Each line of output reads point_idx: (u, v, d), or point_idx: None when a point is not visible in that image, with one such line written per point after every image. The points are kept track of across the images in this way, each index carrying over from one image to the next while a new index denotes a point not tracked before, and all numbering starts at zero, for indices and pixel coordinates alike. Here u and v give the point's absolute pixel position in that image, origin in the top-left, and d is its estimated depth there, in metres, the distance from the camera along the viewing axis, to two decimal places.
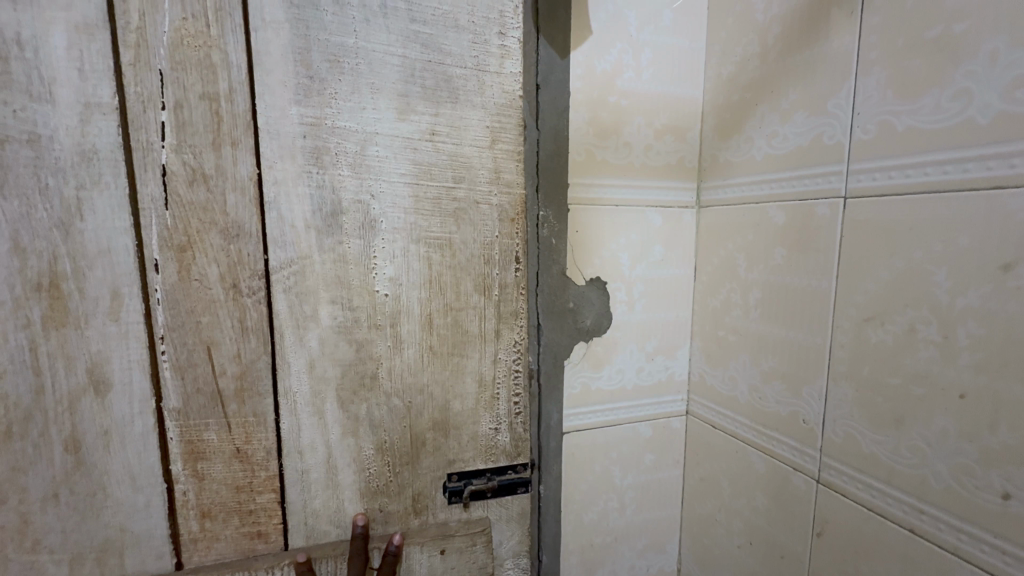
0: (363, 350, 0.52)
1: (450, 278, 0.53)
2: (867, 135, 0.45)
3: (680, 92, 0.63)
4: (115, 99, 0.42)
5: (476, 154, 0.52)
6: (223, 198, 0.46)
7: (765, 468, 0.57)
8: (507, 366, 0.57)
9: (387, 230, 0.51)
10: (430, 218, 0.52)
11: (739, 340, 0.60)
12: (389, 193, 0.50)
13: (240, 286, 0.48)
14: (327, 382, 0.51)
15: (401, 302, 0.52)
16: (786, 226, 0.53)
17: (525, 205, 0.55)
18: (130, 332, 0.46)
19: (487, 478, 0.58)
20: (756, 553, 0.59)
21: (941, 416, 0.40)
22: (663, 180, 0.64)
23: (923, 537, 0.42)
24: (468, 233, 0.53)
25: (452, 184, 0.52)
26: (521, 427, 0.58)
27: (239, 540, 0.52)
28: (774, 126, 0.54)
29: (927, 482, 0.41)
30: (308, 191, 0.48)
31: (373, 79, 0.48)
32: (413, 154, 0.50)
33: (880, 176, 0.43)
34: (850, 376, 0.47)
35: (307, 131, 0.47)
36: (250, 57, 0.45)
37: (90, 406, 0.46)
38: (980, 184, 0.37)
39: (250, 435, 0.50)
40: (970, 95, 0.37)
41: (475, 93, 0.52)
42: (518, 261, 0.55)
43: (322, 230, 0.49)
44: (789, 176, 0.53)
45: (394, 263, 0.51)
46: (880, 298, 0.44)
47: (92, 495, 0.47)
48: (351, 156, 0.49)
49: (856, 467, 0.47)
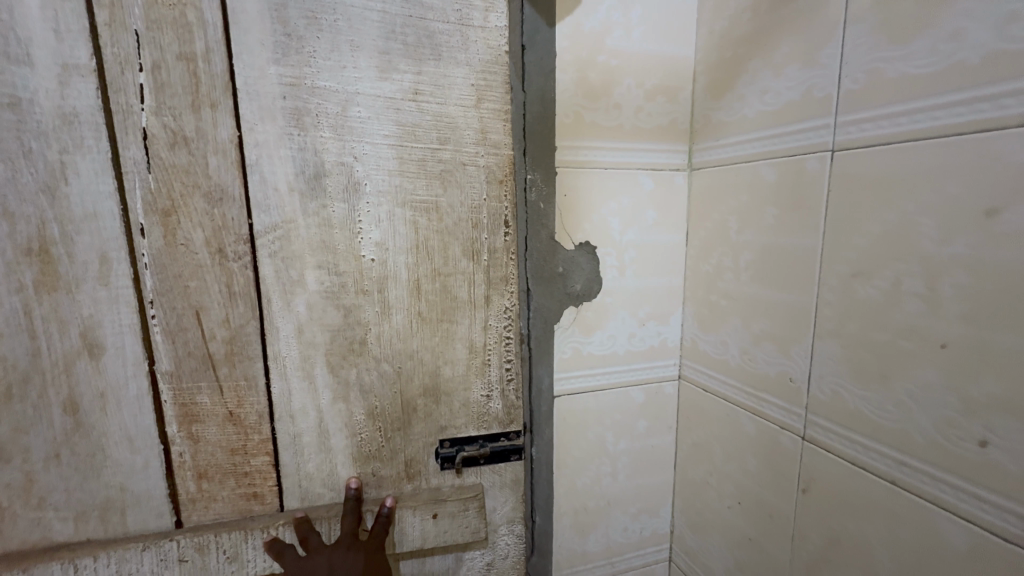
0: (351, 316, 0.52)
1: (436, 243, 0.53)
2: (856, 84, 0.43)
3: (671, 51, 0.61)
4: (93, 62, 0.43)
5: (461, 114, 0.52)
6: (205, 162, 0.46)
7: (754, 430, 0.57)
8: (497, 332, 0.57)
9: (371, 193, 0.51)
10: (415, 180, 0.52)
11: (731, 304, 0.60)
12: (373, 156, 0.50)
13: (226, 251, 0.48)
14: (315, 347, 0.52)
15: (387, 267, 0.52)
16: (776, 183, 0.52)
17: (513, 167, 0.55)
18: (120, 296, 0.46)
19: (479, 444, 0.58)
20: (744, 513, 0.60)
21: (925, 369, 0.39)
22: (655, 143, 0.63)
23: (904, 489, 0.41)
24: (455, 196, 0.53)
25: (438, 145, 0.51)
26: (512, 394, 0.59)
27: (236, 500, 0.53)
28: (765, 81, 0.53)
29: (910, 435, 0.41)
30: (290, 154, 0.48)
31: (352, 37, 0.48)
32: (395, 115, 0.50)
33: (871, 126, 0.42)
34: (837, 333, 0.46)
35: (287, 92, 0.47)
36: (225, 16, 0.44)
37: (84, 369, 0.47)
38: (970, 129, 0.36)
39: (242, 398, 0.51)
40: (963, 35, 0.36)
41: (458, 49, 0.51)
42: (506, 226, 0.55)
43: (305, 193, 0.49)
44: (778, 132, 0.52)
45: (380, 228, 0.51)
46: (868, 252, 0.43)
47: (91, 456, 0.48)
48: (333, 119, 0.48)
49: (842, 425, 0.46)
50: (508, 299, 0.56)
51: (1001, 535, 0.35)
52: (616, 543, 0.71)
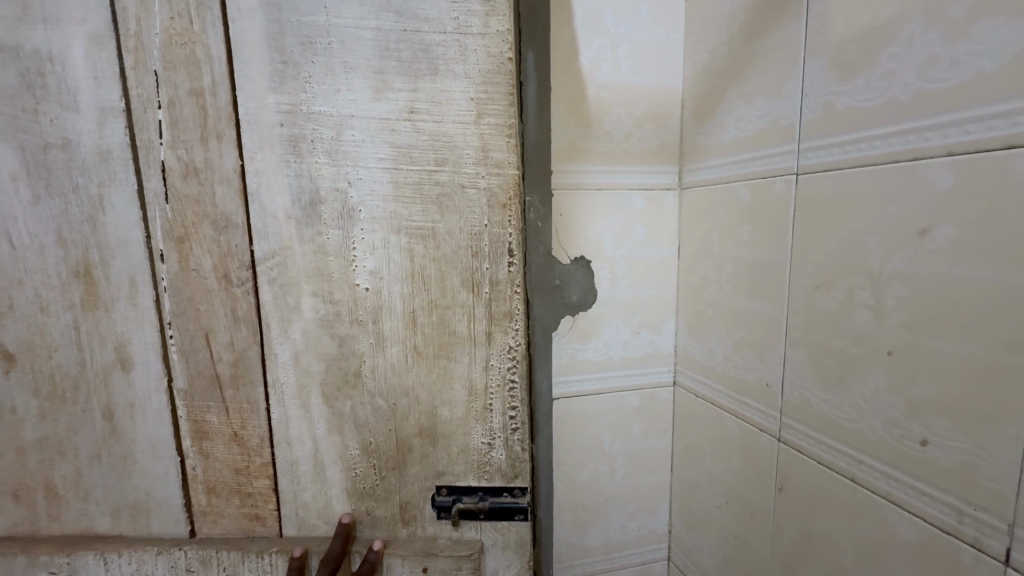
0: (346, 345, 0.48)
1: (434, 273, 0.48)
2: (814, 115, 0.48)
3: (659, 81, 0.67)
4: (123, 102, 0.43)
5: (460, 131, 0.46)
6: (212, 191, 0.45)
7: (738, 432, 0.61)
8: (501, 374, 0.50)
9: (365, 219, 0.46)
10: (412, 206, 0.47)
11: (715, 313, 0.64)
12: (368, 181, 0.46)
13: (231, 277, 0.46)
14: (311, 377, 0.49)
15: (381, 296, 0.48)
16: (749, 202, 0.57)
17: (520, 186, 0.48)
18: (145, 318, 0.47)
19: (479, 497, 0.52)
20: (730, 511, 0.63)
21: (874, 373, 0.43)
22: (644, 165, 0.68)
23: (862, 484, 0.45)
24: (454, 222, 0.47)
25: (435, 167, 0.46)
26: (517, 444, 0.52)
27: (240, 519, 0.52)
28: (739, 110, 0.58)
29: (865, 435, 0.44)
30: (286, 181, 0.45)
31: (346, 58, 0.44)
32: (391, 136, 0.45)
33: (825, 152, 0.47)
34: (803, 340, 0.50)
35: (284, 120, 0.44)
36: (229, 49, 0.43)
37: (119, 381, 0.48)
38: (902, 157, 0.40)
39: (245, 420, 0.50)
40: (894, 74, 0.40)
41: (457, 61, 0.45)
42: (511, 255, 0.48)
43: (301, 220, 0.46)
44: (748, 156, 0.57)
45: (374, 256, 0.47)
46: (824, 266, 0.47)
47: (123, 459, 0.49)
48: (327, 143, 0.45)
49: (810, 426, 0.50)
50: (512, 337, 0.50)
51: (941, 527, 0.39)
52: (615, 539, 0.75)
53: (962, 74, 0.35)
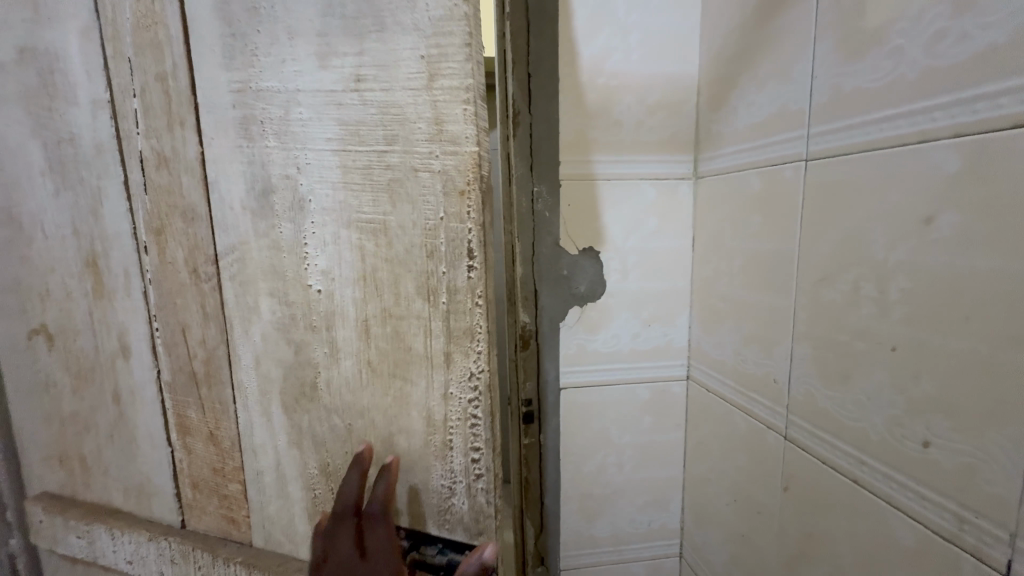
0: (301, 351, 0.40)
1: (386, 278, 0.37)
2: (823, 98, 0.46)
3: (673, 69, 0.65)
4: (80, 75, 0.40)
5: (411, 101, 0.34)
6: (180, 181, 0.40)
7: (745, 428, 0.60)
8: (461, 405, 0.38)
9: (317, 210, 0.37)
10: (360, 194, 0.36)
11: (727, 306, 0.62)
12: (315, 166, 0.36)
13: (200, 271, 0.41)
14: (272, 382, 0.41)
15: (333, 301, 0.38)
16: (760, 191, 0.55)
17: (484, 169, 0.35)
18: (119, 307, 0.45)
19: (439, 550, 0.40)
20: (738, 509, 0.62)
21: (877, 369, 0.41)
22: (658, 155, 0.67)
23: (864, 486, 0.43)
24: (407, 214, 0.36)
25: (385, 147, 0.35)
26: (483, 495, 0.40)
27: (219, 522, 0.47)
28: (752, 96, 0.55)
29: (868, 434, 0.42)
30: (240, 168, 0.38)
31: (290, 20, 0.35)
32: (337, 111, 0.35)
33: (833, 138, 0.45)
34: (808, 335, 0.48)
35: (234, 100, 0.37)
36: (185, 25, 0.37)
37: (113, 370, 0.47)
38: (908, 139, 0.37)
39: (219, 422, 0.44)
40: (902, 52, 0.38)
41: (404, 9, 0.33)
42: (471, 257, 0.36)
43: (254, 212, 0.38)
44: (759, 143, 0.55)
45: (326, 253, 0.38)
46: (829, 258, 0.45)
47: (115, 447, 0.49)
48: (272, 125, 0.36)
49: (815, 424, 0.48)
50: (474, 361, 0.37)
51: (939, 532, 0.37)
52: (624, 531, 0.75)
53: (969, 48, 0.33)
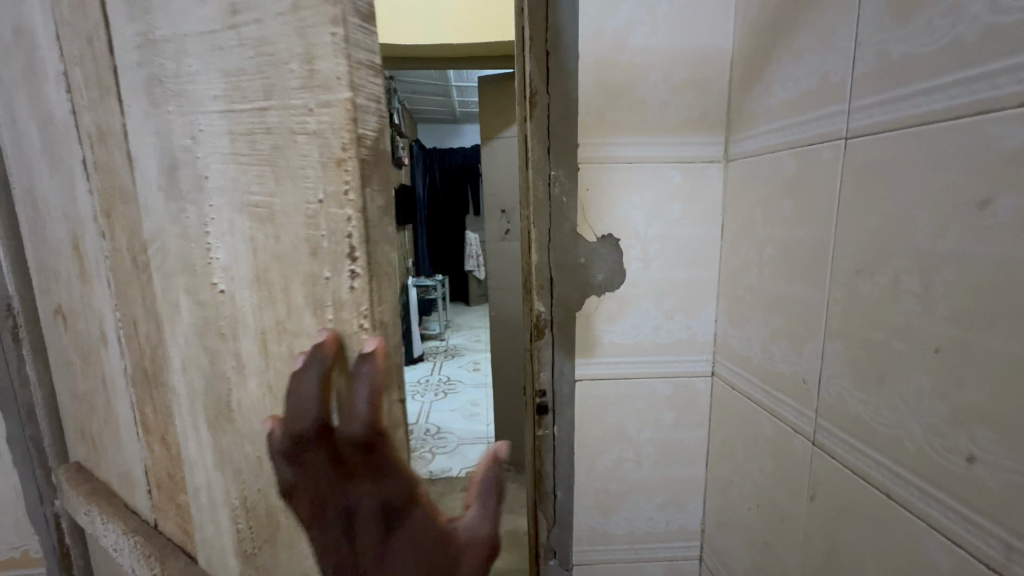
0: (216, 365, 0.38)
1: (277, 278, 0.35)
2: (867, 67, 0.41)
3: (705, 43, 0.60)
4: (50, 65, 0.42)
5: (281, 37, 0.31)
6: (115, 158, 0.39)
7: (771, 430, 0.55)
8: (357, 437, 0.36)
9: (214, 189, 0.35)
10: (246, 167, 0.34)
11: (756, 300, 0.58)
12: (209, 134, 0.34)
13: (138, 261, 0.41)
14: (196, 395, 0.40)
15: (234, 305, 0.37)
16: (795, 174, 0.50)
17: (359, 127, 0.32)
18: (95, 293, 0.47)
19: None
20: (761, 515, 0.58)
21: (917, 373, 0.36)
22: (685, 135, 0.63)
23: (896, 501, 0.39)
24: (289, 196, 0.33)
25: (263, 104, 0.32)
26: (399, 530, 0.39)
27: (176, 529, 0.48)
28: (789, 69, 0.50)
29: (903, 444, 0.38)
30: (152, 140, 0.36)
31: None
32: (220, 60, 0.33)
33: (876, 112, 0.40)
34: (841, 332, 0.44)
35: (140, 58, 0.35)
36: None
37: (100, 355, 0.49)
38: (965, 112, 0.33)
39: (166, 427, 0.45)
40: (960, 9, 0.33)
41: None
42: (353, 258, 0.33)
43: (168, 194, 0.36)
44: (793, 122, 0.50)
45: (225, 243, 0.35)
46: (866, 247, 0.41)
47: (111, 428, 0.52)
48: (173, 84, 0.34)
49: (845, 430, 0.44)
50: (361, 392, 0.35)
51: (985, 560, 0.32)
52: (640, 530, 0.72)
53: None
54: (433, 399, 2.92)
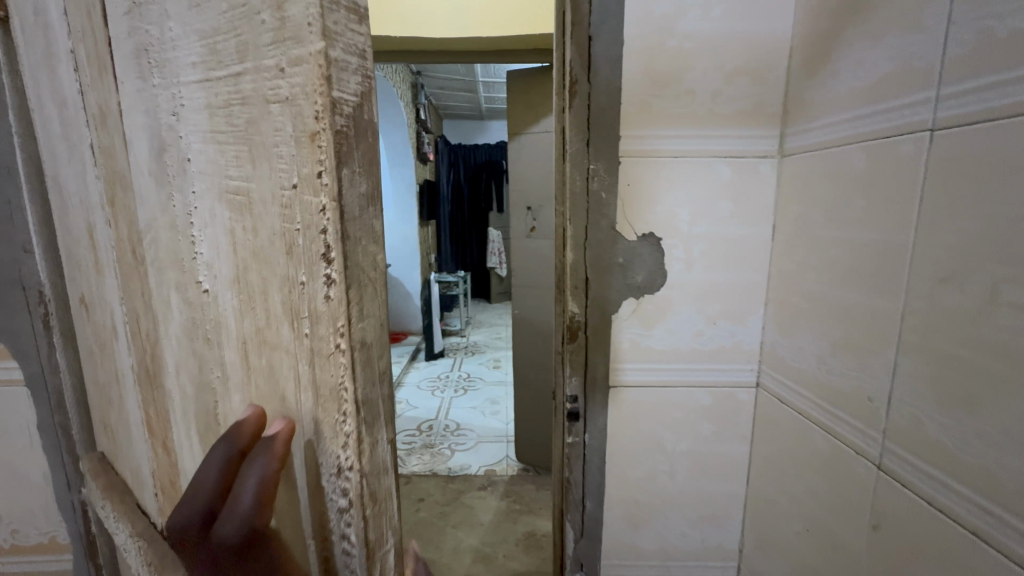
0: (203, 371, 0.37)
1: (256, 280, 0.31)
2: (963, 48, 0.36)
3: (761, 28, 0.56)
4: (62, 47, 0.41)
5: None
6: (114, 141, 0.37)
7: (827, 450, 0.51)
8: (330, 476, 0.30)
9: (195, 174, 0.32)
10: (225, 146, 0.30)
11: (813, 307, 0.53)
12: (190, 109, 0.31)
13: (137, 254, 0.39)
14: (187, 402, 0.40)
15: (218, 307, 0.34)
16: (865, 170, 0.45)
17: (333, 86, 0.24)
18: (104, 284, 0.46)
19: None
20: (811, 541, 0.54)
21: (1020, 400, 0.32)
22: (736, 127, 0.58)
23: (987, 542, 0.35)
24: (265, 180, 0.28)
25: (239, 67, 0.27)
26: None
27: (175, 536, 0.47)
28: (862, 53, 0.46)
29: (997, 479, 0.34)
30: (143, 119, 0.35)
31: None
32: (198, 18, 0.29)
33: (973, 99, 0.35)
34: (919, 347, 0.40)
35: (130, 26, 0.33)
36: None
37: (111, 348, 0.49)
38: None
39: (166, 435, 0.44)
40: None
41: None
42: (325, 260, 0.26)
43: (157, 176, 0.35)
44: (865, 112, 0.45)
45: (207, 237, 0.33)
46: (954, 252, 0.36)
47: (121, 422, 0.51)
48: (158, 56, 0.32)
49: (921, 457, 0.40)
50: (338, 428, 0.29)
51: None
52: (673, 546, 0.68)
53: None
54: (453, 395, 2.91)
